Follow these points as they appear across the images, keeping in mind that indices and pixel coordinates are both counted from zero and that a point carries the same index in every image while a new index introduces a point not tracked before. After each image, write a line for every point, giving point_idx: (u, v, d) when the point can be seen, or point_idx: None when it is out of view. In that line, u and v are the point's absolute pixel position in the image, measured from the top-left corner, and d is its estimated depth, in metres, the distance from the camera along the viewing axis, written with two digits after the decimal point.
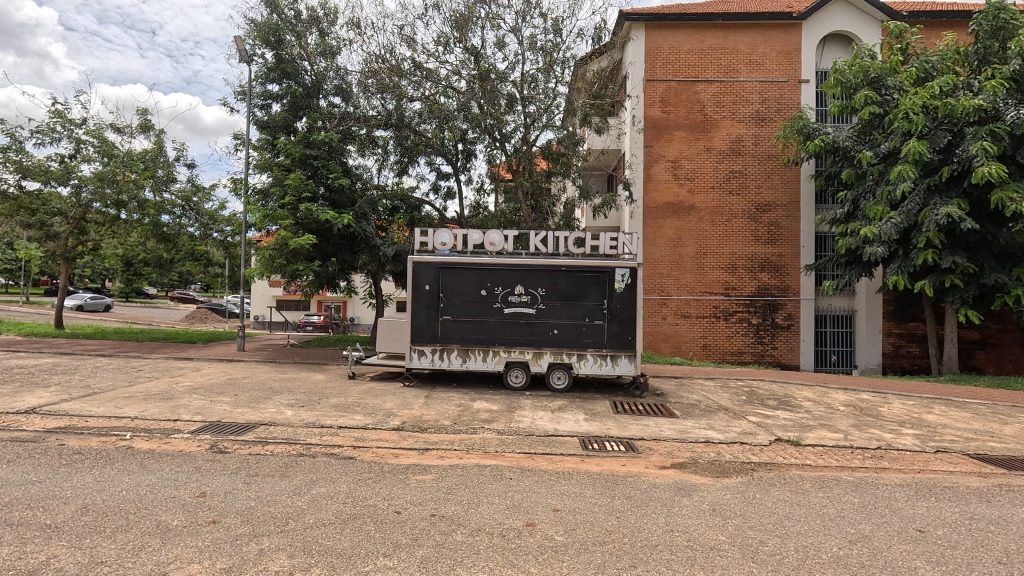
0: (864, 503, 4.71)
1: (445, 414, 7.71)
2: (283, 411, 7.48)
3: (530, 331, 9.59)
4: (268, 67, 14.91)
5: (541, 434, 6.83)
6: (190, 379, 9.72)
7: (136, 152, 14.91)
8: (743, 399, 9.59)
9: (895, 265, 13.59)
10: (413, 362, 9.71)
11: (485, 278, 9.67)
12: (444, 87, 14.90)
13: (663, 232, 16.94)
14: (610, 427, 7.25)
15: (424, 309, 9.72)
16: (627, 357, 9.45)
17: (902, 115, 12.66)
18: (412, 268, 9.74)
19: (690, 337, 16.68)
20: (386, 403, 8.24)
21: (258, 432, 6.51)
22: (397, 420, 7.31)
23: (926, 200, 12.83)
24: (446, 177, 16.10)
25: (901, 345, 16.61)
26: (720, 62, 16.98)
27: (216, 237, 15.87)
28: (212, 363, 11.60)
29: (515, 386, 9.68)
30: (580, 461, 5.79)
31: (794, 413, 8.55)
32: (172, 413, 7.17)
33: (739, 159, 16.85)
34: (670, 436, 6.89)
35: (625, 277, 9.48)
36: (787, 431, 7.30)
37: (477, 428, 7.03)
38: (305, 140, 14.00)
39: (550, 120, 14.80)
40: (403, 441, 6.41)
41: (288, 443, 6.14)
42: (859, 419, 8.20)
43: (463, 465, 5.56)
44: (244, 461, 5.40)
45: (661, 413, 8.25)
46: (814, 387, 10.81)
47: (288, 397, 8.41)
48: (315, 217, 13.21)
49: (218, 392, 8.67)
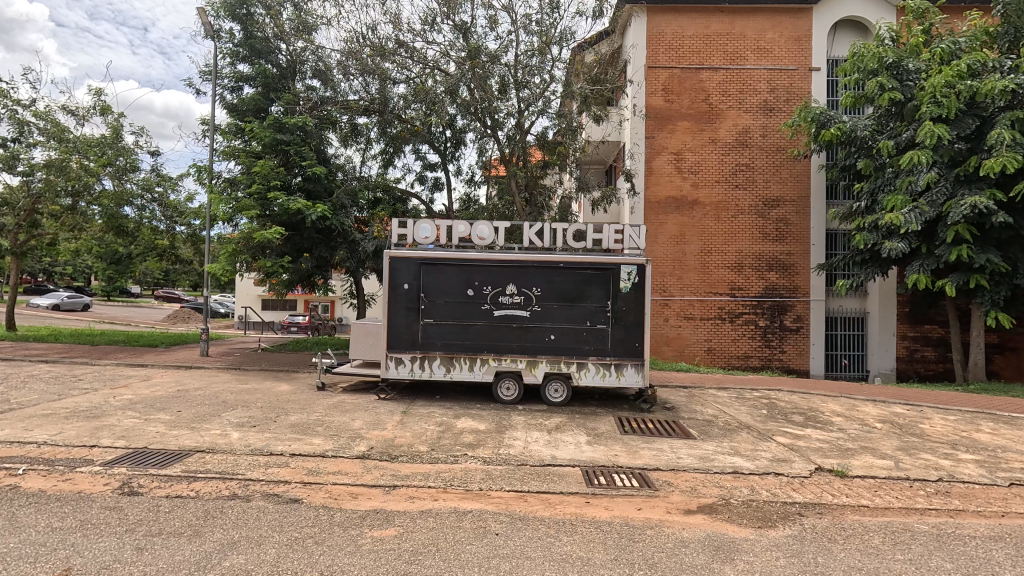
0: (963, 572, 3.55)
1: (421, 436, 6.51)
2: (227, 434, 6.25)
3: (523, 336, 8.43)
4: (238, 46, 13.70)
5: (536, 463, 5.66)
6: (132, 391, 8.45)
7: (91, 137, 13.60)
8: (764, 414, 8.45)
9: (917, 263, 12.49)
10: (390, 372, 8.52)
11: (472, 276, 8.49)
12: (432, 69, 13.73)
13: (665, 229, 15.81)
14: (618, 453, 6.08)
15: (402, 311, 8.52)
16: (633, 366, 8.30)
17: (928, 99, 11.49)
18: (389, 263, 8.55)
19: (693, 340, 15.57)
20: (354, 423, 7.02)
21: (188, 463, 5.31)
22: (364, 445, 6.10)
23: (954, 190, 11.72)
24: (433, 167, 14.92)
25: (916, 349, 15.55)
26: (726, 48, 15.87)
27: (181, 230, 14.52)
28: (167, 371, 10.32)
29: (506, 400, 8.50)
30: (585, 505, 4.63)
31: (827, 432, 7.42)
32: (90, 438, 5.92)
33: (746, 151, 15.76)
34: (691, 465, 5.75)
35: (631, 276, 8.35)
36: (827, 458, 6.17)
37: (458, 455, 5.84)
38: (277, 124, 12.79)
39: (546, 105, 13.66)
40: (366, 475, 5.22)
41: (222, 480, 4.94)
42: (904, 440, 7.05)
43: (437, 512, 4.38)
44: (152, 511, 4.17)
45: (675, 433, 7.08)
46: (839, 399, 9.70)
47: (239, 415, 7.16)
48: (286, 208, 11.99)
49: (159, 408, 7.40)
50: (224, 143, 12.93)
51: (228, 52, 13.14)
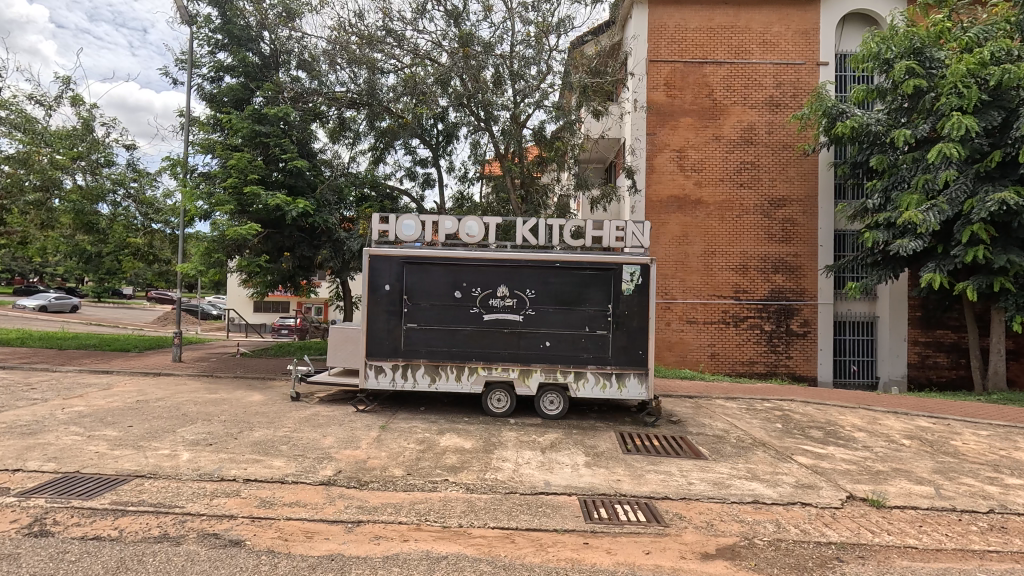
0: None
1: (398, 457, 5.77)
2: (176, 455, 5.49)
3: (515, 342, 7.68)
4: (216, 33, 12.96)
5: (526, 492, 4.91)
6: (86, 402, 7.68)
7: (60, 129, 12.85)
8: (779, 429, 7.71)
9: (933, 264, 11.76)
10: (369, 382, 7.78)
11: (460, 276, 7.76)
12: (422, 58, 13.02)
13: (667, 228, 15.10)
14: (619, 478, 5.33)
15: (382, 314, 7.78)
16: (636, 376, 7.58)
17: (950, 89, 10.80)
18: (369, 262, 7.81)
19: (696, 345, 14.83)
20: (325, 440, 6.27)
21: (122, 493, 4.55)
22: (331, 468, 5.34)
23: (975, 187, 10.97)
24: (424, 163, 14.20)
25: (928, 355, 14.84)
26: (730, 41, 15.19)
27: (159, 228, 13.51)
28: (131, 379, 9.54)
29: (496, 412, 7.79)
30: (584, 547, 3.88)
31: (852, 450, 6.68)
32: (16, 460, 5.16)
33: (751, 149, 15.06)
34: (704, 493, 5.01)
35: (635, 277, 7.62)
36: (858, 484, 5.44)
37: (437, 481, 5.09)
38: (256, 115, 12.07)
39: (543, 97, 12.97)
40: (328, 507, 4.46)
41: (154, 515, 4.18)
42: (938, 460, 6.34)
43: (404, 558, 3.63)
44: (54, 560, 3.41)
45: (684, 452, 6.35)
46: (857, 411, 8.97)
47: (196, 430, 6.40)
48: (263, 203, 11.24)
49: (108, 422, 6.63)
50: (201, 135, 12.18)
51: (206, 38, 12.43)
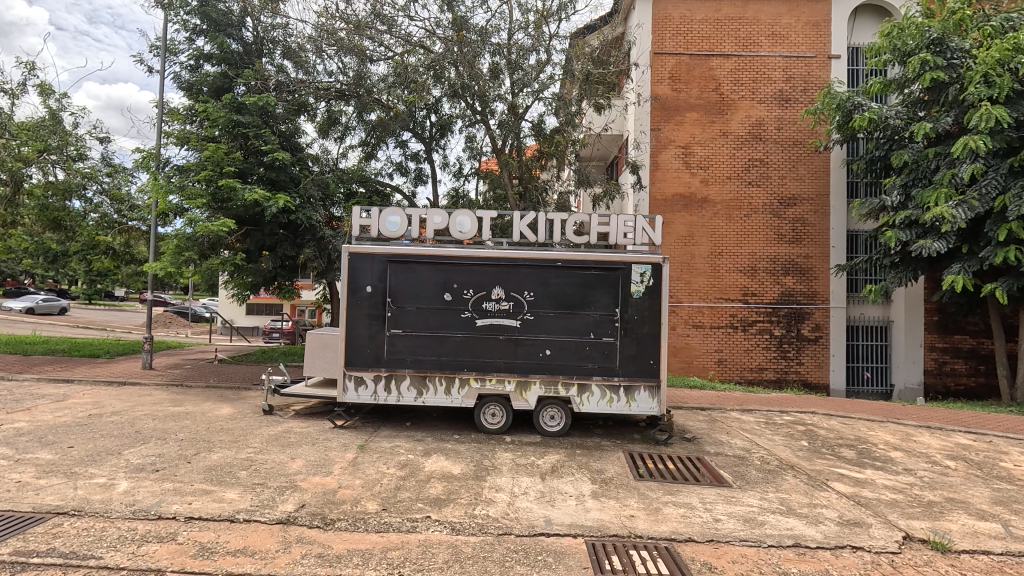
0: None
1: (374, 486, 4.95)
2: (113, 485, 4.67)
3: (512, 350, 6.88)
4: (194, 18, 12.17)
5: (523, 532, 4.11)
6: (30, 416, 6.85)
7: (27, 120, 12.07)
8: (806, 448, 6.91)
9: (959, 265, 10.97)
10: (348, 395, 6.98)
11: (450, 277, 6.96)
12: (414, 46, 12.23)
13: (672, 228, 14.33)
14: (632, 514, 4.52)
15: (363, 319, 6.97)
16: (646, 389, 6.79)
17: (978, 79, 10.05)
18: (348, 260, 7.01)
19: (703, 350, 14.02)
20: (293, 464, 5.45)
21: (30, 537, 3.72)
22: (293, 502, 4.53)
23: (1006, 183, 10.22)
24: (416, 157, 13.43)
25: (946, 362, 14.04)
26: (738, 33, 14.43)
27: (133, 226, 12.68)
28: (90, 389, 8.71)
29: (490, 428, 6.99)
30: None
31: (893, 475, 5.88)
32: None
33: (760, 144, 14.29)
34: (735, 534, 4.21)
35: (645, 277, 6.84)
36: (912, 519, 4.64)
37: (417, 520, 4.27)
38: (235, 104, 11.29)
39: (543, 87, 12.18)
40: (280, 557, 3.64)
41: (59, 570, 3.35)
42: (996, 488, 5.53)
43: None
44: None
45: (704, 477, 5.55)
46: (887, 426, 8.17)
47: (145, 452, 5.57)
48: (240, 196, 10.43)
49: (47, 442, 5.80)
50: (176, 126, 11.38)
51: (182, 23, 11.66)
